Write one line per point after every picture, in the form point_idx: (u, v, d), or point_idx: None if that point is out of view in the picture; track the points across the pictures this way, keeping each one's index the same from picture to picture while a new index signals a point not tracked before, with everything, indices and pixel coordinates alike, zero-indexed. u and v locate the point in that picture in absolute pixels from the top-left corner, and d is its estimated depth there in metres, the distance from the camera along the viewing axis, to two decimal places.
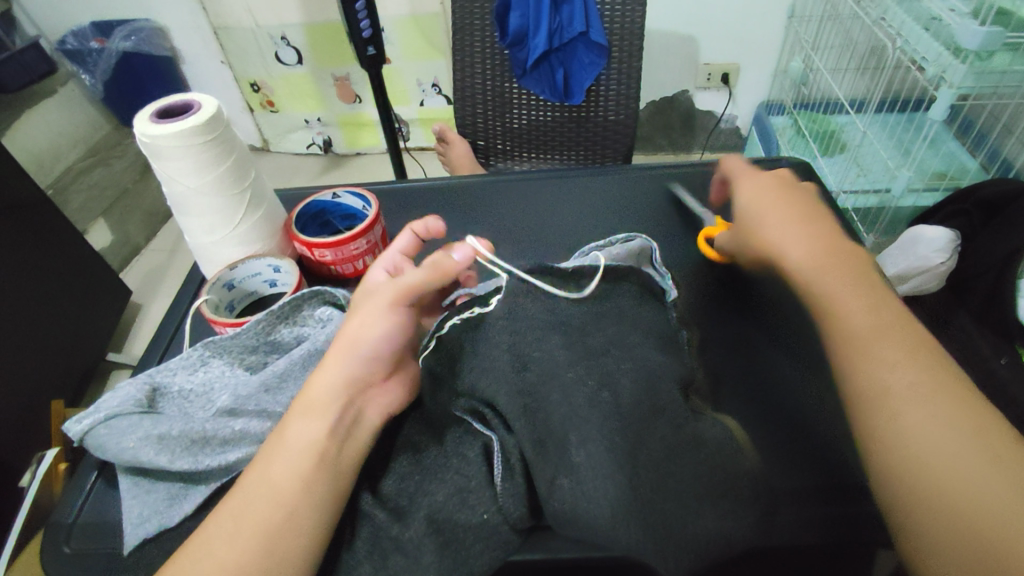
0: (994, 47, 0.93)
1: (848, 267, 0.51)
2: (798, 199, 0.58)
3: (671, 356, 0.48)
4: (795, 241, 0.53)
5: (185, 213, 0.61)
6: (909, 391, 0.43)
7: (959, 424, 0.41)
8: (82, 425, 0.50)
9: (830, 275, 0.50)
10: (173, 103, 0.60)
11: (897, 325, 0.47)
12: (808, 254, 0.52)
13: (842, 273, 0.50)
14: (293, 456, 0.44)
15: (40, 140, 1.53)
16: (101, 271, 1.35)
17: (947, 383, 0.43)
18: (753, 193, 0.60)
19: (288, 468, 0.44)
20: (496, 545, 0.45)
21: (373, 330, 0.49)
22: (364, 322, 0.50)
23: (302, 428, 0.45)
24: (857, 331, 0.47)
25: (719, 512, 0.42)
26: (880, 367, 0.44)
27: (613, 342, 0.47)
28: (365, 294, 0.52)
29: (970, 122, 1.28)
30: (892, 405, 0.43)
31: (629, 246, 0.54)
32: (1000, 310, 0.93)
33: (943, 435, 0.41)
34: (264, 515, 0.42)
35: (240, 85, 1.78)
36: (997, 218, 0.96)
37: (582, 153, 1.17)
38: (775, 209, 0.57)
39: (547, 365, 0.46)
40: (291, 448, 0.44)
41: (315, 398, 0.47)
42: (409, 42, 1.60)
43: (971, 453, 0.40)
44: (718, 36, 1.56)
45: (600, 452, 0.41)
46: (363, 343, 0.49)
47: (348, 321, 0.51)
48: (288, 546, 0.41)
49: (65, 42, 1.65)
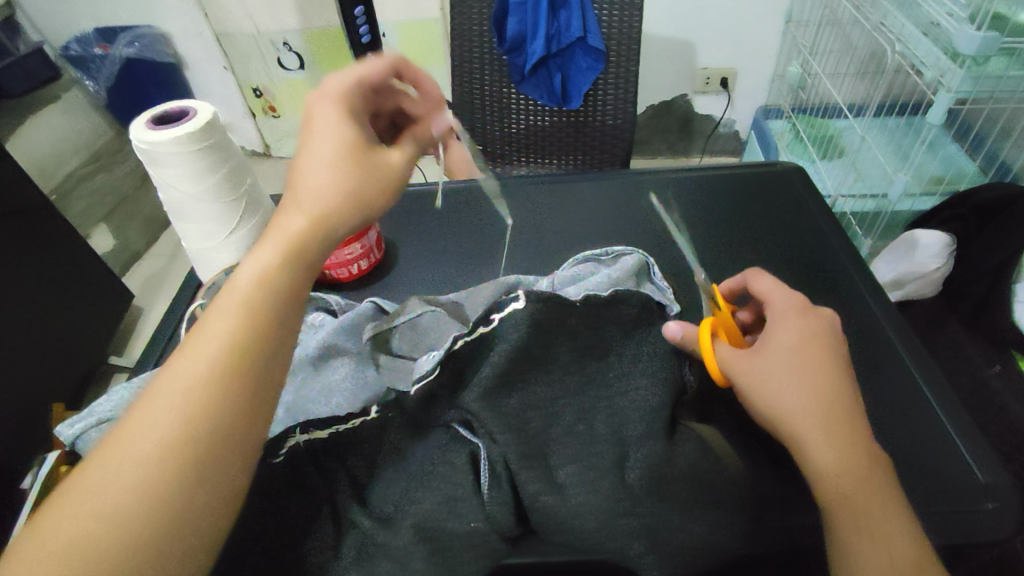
0: (991, 52, 0.93)
1: (844, 431, 0.43)
2: (808, 350, 0.47)
3: (656, 381, 0.49)
4: (827, 439, 0.43)
5: (183, 219, 0.62)
6: (813, 435, 0.43)
7: (856, 468, 0.42)
8: (73, 429, 0.50)
9: (829, 437, 0.43)
10: (169, 109, 0.61)
11: (829, 405, 0.44)
12: (832, 448, 0.43)
13: (843, 440, 0.43)
14: (271, 289, 0.41)
15: (43, 147, 1.51)
16: (103, 275, 1.36)
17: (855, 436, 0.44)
18: (759, 372, 0.47)
19: (260, 300, 0.40)
20: (484, 555, 0.44)
21: (379, 192, 0.48)
22: (369, 172, 0.47)
23: (281, 261, 0.41)
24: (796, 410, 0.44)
25: (609, 486, 0.44)
26: (792, 396, 0.45)
27: (599, 370, 0.50)
28: (378, 153, 0.49)
29: (968, 126, 1.27)
30: (807, 441, 0.43)
31: (628, 267, 0.57)
32: (992, 315, 0.93)
33: (842, 469, 0.42)
34: (239, 350, 0.38)
35: (242, 91, 1.79)
36: (995, 222, 0.93)
37: (579, 158, 1.16)
38: (790, 379, 0.46)
39: (532, 397, 0.48)
40: (268, 278, 0.41)
41: (303, 250, 0.43)
42: (409, 47, 1.61)
43: (850, 500, 0.42)
44: (717, 42, 1.56)
45: (580, 471, 0.45)
46: (365, 198, 0.46)
47: (342, 146, 0.47)
48: (255, 394, 0.38)
49: (68, 48, 1.66)
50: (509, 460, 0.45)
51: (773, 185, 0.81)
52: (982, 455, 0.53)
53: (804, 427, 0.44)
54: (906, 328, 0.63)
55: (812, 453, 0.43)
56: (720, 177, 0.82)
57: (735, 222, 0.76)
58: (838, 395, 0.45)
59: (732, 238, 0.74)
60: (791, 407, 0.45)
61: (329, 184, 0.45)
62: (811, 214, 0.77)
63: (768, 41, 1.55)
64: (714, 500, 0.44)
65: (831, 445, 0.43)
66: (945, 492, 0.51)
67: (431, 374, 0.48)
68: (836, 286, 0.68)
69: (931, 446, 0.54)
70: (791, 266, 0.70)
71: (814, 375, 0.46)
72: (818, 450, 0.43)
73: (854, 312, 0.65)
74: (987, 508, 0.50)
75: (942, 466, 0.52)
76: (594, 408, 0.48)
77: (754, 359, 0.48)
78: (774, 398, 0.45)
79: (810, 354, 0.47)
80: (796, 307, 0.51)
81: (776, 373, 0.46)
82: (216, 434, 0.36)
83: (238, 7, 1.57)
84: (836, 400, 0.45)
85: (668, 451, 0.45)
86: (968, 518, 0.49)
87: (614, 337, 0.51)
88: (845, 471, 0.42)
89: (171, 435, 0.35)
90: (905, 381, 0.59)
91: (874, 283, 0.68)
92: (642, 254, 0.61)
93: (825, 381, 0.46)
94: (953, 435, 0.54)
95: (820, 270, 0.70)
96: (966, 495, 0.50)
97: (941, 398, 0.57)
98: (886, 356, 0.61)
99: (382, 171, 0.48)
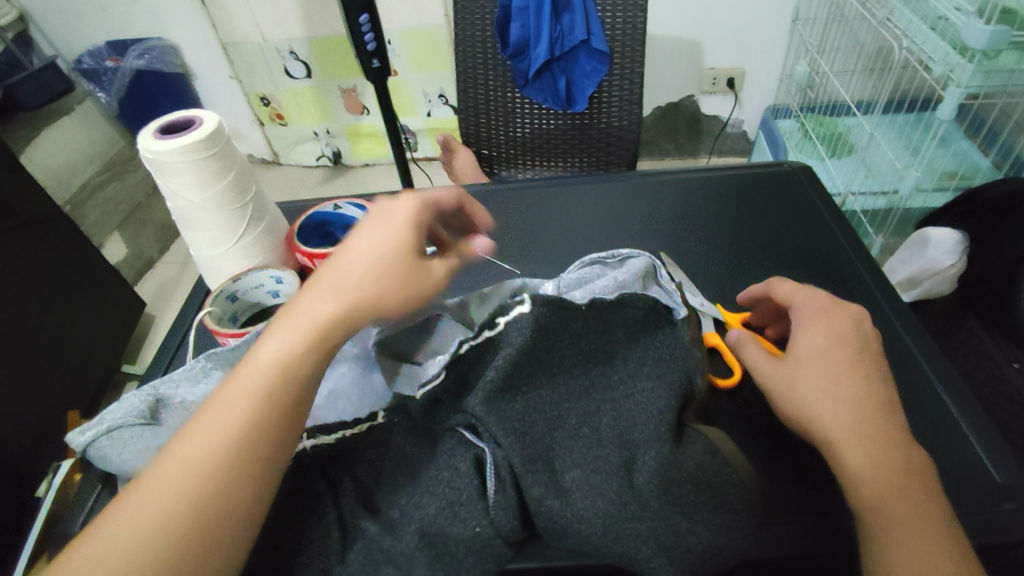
0: (1002, 46, 0.91)
1: (883, 438, 0.44)
2: (848, 356, 0.48)
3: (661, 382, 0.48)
4: (864, 448, 0.44)
5: (190, 228, 0.63)
6: (851, 443, 0.44)
7: (893, 473, 0.43)
8: (84, 436, 0.50)
9: (867, 444, 0.44)
10: (176, 119, 0.61)
11: (868, 411, 0.46)
12: (870, 455, 0.44)
13: (882, 448, 0.44)
14: (278, 372, 0.41)
15: (58, 157, 1.53)
16: (117, 283, 1.38)
17: (892, 442, 0.44)
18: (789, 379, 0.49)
19: (266, 386, 0.41)
20: (490, 559, 0.44)
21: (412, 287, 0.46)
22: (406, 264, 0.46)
23: (294, 344, 0.42)
24: (834, 417, 0.46)
25: (612, 489, 0.44)
26: (828, 404, 0.46)
27: (604, 374, 0.49)
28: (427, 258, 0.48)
29: (981, 121, 1.26)
30: (847, 450, 0.44)
31: (634, 268, 0.57)
32: (1010, 315, 0.90)
33: (881, 476, 0.43)
34: (233, 441, 0.39)
35: (250, 100, 1.81)
36: (1006, 219, 0.92)
37: (585, 161, 1.17)
38: (825, 386, 0.47)
39: (532, 400, 0.47)
40: (278, 364, 0.41)
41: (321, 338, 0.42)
42: (414, 54, 1.62)
43: (889, 506, 0.43)
44: (723, 41, 1.56)
45: (583, 474, 0.45)
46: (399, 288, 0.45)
47: (388, 230, 0.46)
48: (249, 484, 0.39)
49: (81, 62, 1.69)
50: (514, 465, 0.44)
51: (779, 185, 0.80)
52: (999, 456, 0.52)
53: (840, 436, 0.45)
54: (917, 326, 0.62)
55: (852, 460, 0.44)
56: (726, 178, 0.82)
57: (742, 223, 0.75)
58: (878, 403, 0.46)
59: (739, 239, 0.73)
60: (827, 414, 0.46)
61: (367, 263, 0.45)
62: (818, 213, 0.76)
63: (774, 39, 1.54)
64: (721, 503, 0.43)
65: (869, 452, 0.44)
66: (959, 493, 0.50)
67: (439, 376, 0.49)
68: (845, 285, 0.67)
69: (945, 446, 0.53)
70: (797, 266, 0.70)
71: (851, 384, 0.47)
72: (857, 457, 0.44)
73: (863, 310, 0.64)
74: (1005, 509, 0.48)
75: (956, 468, 0.51)
76: (599, 411, 0.48)
77: (784, 369, 0.49)
78: (812, 404, 0.47)
79: (851, 361, 0.48)
80: (820, 311, 0.52)
81: (804, 383, 0.48)
82: (205, 530, 0.36)
83: (246, 17, 1.59)
84: (873, 406, 0.46)
85: (674, 457, 0.44)
86: (983, 519, 0.48)
87: (620, 341, 0.50)
88: (881, 476, 0.43)
89: (160, 521, 0.36)
90: (918, 381, 0.58)
91: (885, 282, 0.67)
92: (650, 257, 0.60)
93: (852, 386, 0.47)
94: (968, 435, 0.53)
95: (828, 270, 0.69)
96: (981, 496, 0.49)
97: (953, 398, 0.56)
98: (897, 356, 0.60)
99: (425, 263, 0.47)
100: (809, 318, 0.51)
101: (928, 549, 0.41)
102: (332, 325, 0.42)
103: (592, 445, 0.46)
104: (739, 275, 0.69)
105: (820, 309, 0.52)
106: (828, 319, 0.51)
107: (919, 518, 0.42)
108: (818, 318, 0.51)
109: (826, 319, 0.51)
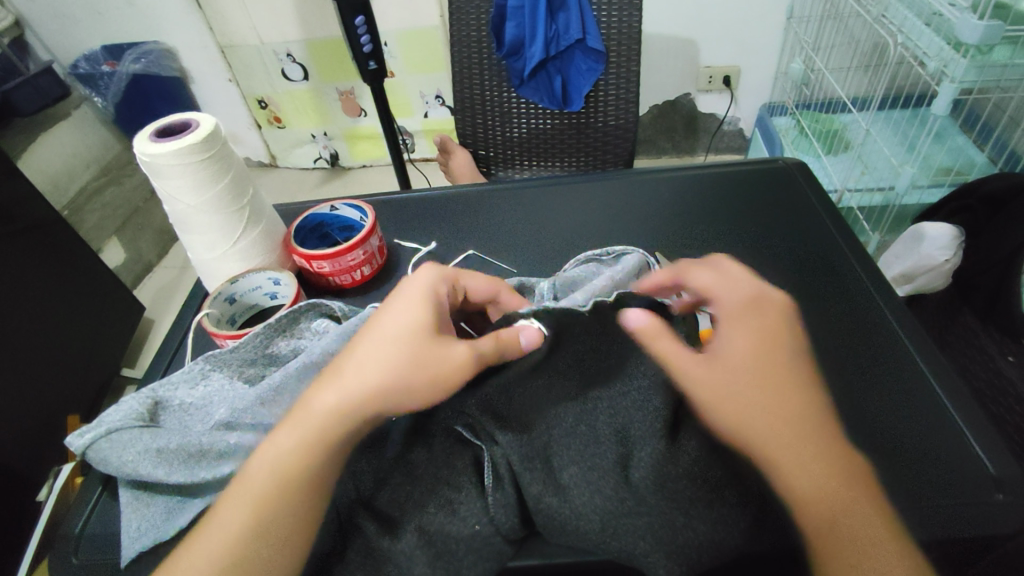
0: (994, 41, 0.91)
1: (812, 442, 0.46)
2: (772, 360, 0.49)
3: (654, 381, 0.47)
4: (802, 455, 0.45)
5: (187, 231, 0.63)
6: (789, 455, 0.45)
7: (830, 477, 0.45)
8: (83, 439, 0.50)
9: (800, 450, 0.45)
10: (172, 122, 0.61)
11: (793, 417, 0.47)
12: (806, 462, 0.45)
13: (814, 452, 0.45)
14: (282, 466, 0.45)
15: (55, 162, 1.53)
16: (117, 288, 1.39)
17: (826, 448, 0.46)
18: (721, 387, 0.47)
19: (272, 480, 0.44)
20: (490, 556, 0.44)
21: (419, 373, 0.47)
22: (411, 351, 0.48)
23: (296, 438, 0.45)
24: (769, 428, 0.46)
25: (605, 487, 0.44)
26: (760, 413, 0.46)
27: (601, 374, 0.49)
28: (441, 342, 0.48)
29: (975, 115, 1.28)
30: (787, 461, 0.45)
31: (627, 268, 0.60)
32: (1006, 307, 0.94)
33: (821, 479, 0.45)
34: (240, 532, 0.43)
35: (246, 102, 1.81)
36: (1002, 213, 0.92)
37: (581, 160, 1.17)
38: (757, 394, 0.47)
39: (529, 400, 0.48)
40: (282, 459, 0.45)
41: (325, 428, 0.46)
42: (410, 56, 1.62)
43: (835, 512, 0.44)
44: (718, 39, 1.56)
45: (581, 471, 0.44)
46: (409, 386, 0.47)
47: (405, 323, 0.49)
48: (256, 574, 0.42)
49: (77, 67, 1.70)
50: (513, 464, 0.45)
51: (774, 182, 0.81)
52: (992, 447, 0.52)
53: (780, 444, 0.45)
54: (912, 319, 0.62)
55: (790, 468, 0.45)
56: (721, 175, 0.82)
57: (738, 220, 0.76)
58: (802, 407, 0.47)
59: (735, 236, 0.74)
60: (765, 423, 0.46)
61: (376, 365, 0.47)
62: (813, 209, 0.76)
63: (769, 37, 1.55)
64: (718, 498, 0.43)
65: (804, 458, 0.45)
66: (955, 485, 0.50)
67: None
68: (840, 281, 0.67)
69: (941, 439, 0.53)
70: (793, 262, 0.70)
71: (778, 388, 0.48)
72: (796, 465, 0.45)
73: (859, 305, 0.64)
74: (997, 500, 0.49)
75: (952, 460, 0.51)
76: (595, 409, 0.47)
77: (717, 375, 0.48)
78: (748, 415, 0.46)
79: (774, 365, 0.49)
80: (740, 309, 0.52)
81: (737, 392, 0.47)
82: None
83: (242, 20, 1.59)
84: (801, 410, 0.47)
85: (668, 453, 0.44)
86: (980, 511, 0.48)
87: (617, 340, 0.50)
88: (823, 483, 0.44)
89: None
90: (913, 375, 0.58)
91: (880, 277, 0.67)
92: (642, 253, 0.63)
93: (784, 388, 0.48)
94: (963, 428, 0.54)
95: (823, 265, 0.69)
96: (976, 488, 0.50)
97: (949, 391, 0.56)
98: (893, 350, 0.60)
99: (437, 347, 0.48)
100: (728, 321, 0.52)
101: (887, 549, 0.42)
102: (331, 417, 0.46)
103: (590, 441, 0.46)
104: None
105: (738, 310, 0.53)
106: (746, 317, 0.52)
107: (867, 519, 0.43)
108: (737, 321, 0.52)
109: (743, 311, 0.52)
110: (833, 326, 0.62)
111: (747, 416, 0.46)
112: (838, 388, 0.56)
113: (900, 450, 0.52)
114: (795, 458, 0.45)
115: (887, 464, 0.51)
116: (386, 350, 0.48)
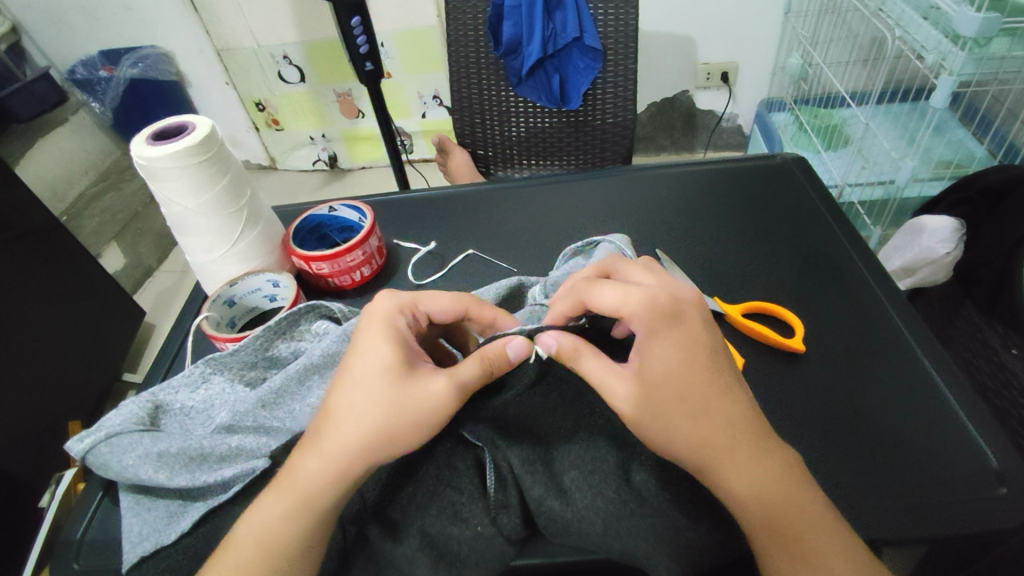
0: (992, 34, 0.91)
1: (748, 448, 0.43)
2: (699, 370, 0.45)
3: None
4: (742, 462, 0.43)
5: (184, 233, 0.62)
6: (727, 467, 0.43)
7: (774, 479, 0.42)
8: (84, 444, 0.50)
9: (738, 458, 0.43)
10: (168, 125, 0.61)
11: (723, 424, 0.44)
12: (748, 470, 0.43)
13: (754, 457, 0.43)
14: (268, 537, 0.42)
15: (53, 167, 1.53)
16: (116, 293, 1.39)
17: (765, 453, 0.43)
18: (653, 417, 0.43)
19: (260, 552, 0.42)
20: (492, 558, 0.44)
21: (399, 418, 0.44)
22: (387, 398, 0.45)
23: (280, 508, 0.43)
24: (701, 441, 0.43)
25: (606, 487, 0.44)
26: (690, 426, 0.44)
27: None
28: (416, 381, 0.45)
29: (974, 108, 1.28)
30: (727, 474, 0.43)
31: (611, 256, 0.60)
32: (1009, 297, 0.90)
33: (767, 485, 0.42)
34: None
35: (244, 105, 1.81)
36: (1000, 206, 0.92)
37: (580, 158, 1.17)
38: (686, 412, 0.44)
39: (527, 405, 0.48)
40: (269, 527, 0.42)
41: (310, 492, 0.43)
42: (408, 57, 1.62)
43: (792, 516, 0.42)
44: (716, 35, 1.56)
45: (582, 476, 0.44)
46: (391, 432, 0.44)
47: (376, 369, 0.46)
48: None
49: (75, 73, 1.70)
50: (514, 466, 0.45)
51: (774, 178, 0.80)
52: (995, 441, 0.52)
53: (715, 457, 0.43)
54: (913, 312, 0.62)
55: (734, 480, 0.43)
56: (720, 171, 0.82)
57: (738, 216, 0.75)
58: (733, 413, 0.45)
59: (736, 232, 0.73)
60: (699, 442, 0.43)
61: (356, 418, 0.44)
62: (813, 204, 0.76)
63: (767, 32, 1.54)
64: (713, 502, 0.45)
65: (744, 468, 0.43)
66: (959, 480, 0.50)
67: None
68: (841, 275, 0.67)
69: (943, 434, 0.53)
70: (794, 257, 0.70)
71: (703, 399, 0.45)
72: (738, 476, 0.43)
73: (860, 300, 0.64)
74: (1000, 494, 0.49)
75: (955, 454, 0.51)
76: (594, 412, 0.48)
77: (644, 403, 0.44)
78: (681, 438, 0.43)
79: (698, 375, 0.45)
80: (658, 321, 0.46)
81: (665, 415, 0.44)
82: None
83: (238, 23, 1.59)
84: (729, 416, 0.44)
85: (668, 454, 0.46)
86: (983, 506, 0.48)
87: None
88: (771, 488, 0.42)
89: None
90: (915, 369, 0.58)
91: (881, 270, 0.67)
92: (617, 242, 0.63)
93: (712, 397, 0.45)
94: (966, 422, 0.53)
95: (823, 259, 0.69)
96: (980, 483, 0.49)
97: (952, 384, 0.56)
98: (895, 344, 0.60)
99: (414, 388, 0.45)
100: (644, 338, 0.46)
101: (850, 546, 0.41)
102: (316, 478, 0.43)
103: (590, 444, 0.46)
104: (737, 268, 0.69)
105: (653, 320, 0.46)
106: (667, 327, 0.46)
107: (822, 518, 0.42)
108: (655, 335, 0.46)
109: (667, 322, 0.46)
110: (834, 321, 0.62)
111: (682, 438, 0.43)
112: (839, 385, 0.56)
113: (903, 446, 0.52)
114: (735, 470, 0.43)
115: (889, 460, 0.51)
116: (360, 400, 0.45)
